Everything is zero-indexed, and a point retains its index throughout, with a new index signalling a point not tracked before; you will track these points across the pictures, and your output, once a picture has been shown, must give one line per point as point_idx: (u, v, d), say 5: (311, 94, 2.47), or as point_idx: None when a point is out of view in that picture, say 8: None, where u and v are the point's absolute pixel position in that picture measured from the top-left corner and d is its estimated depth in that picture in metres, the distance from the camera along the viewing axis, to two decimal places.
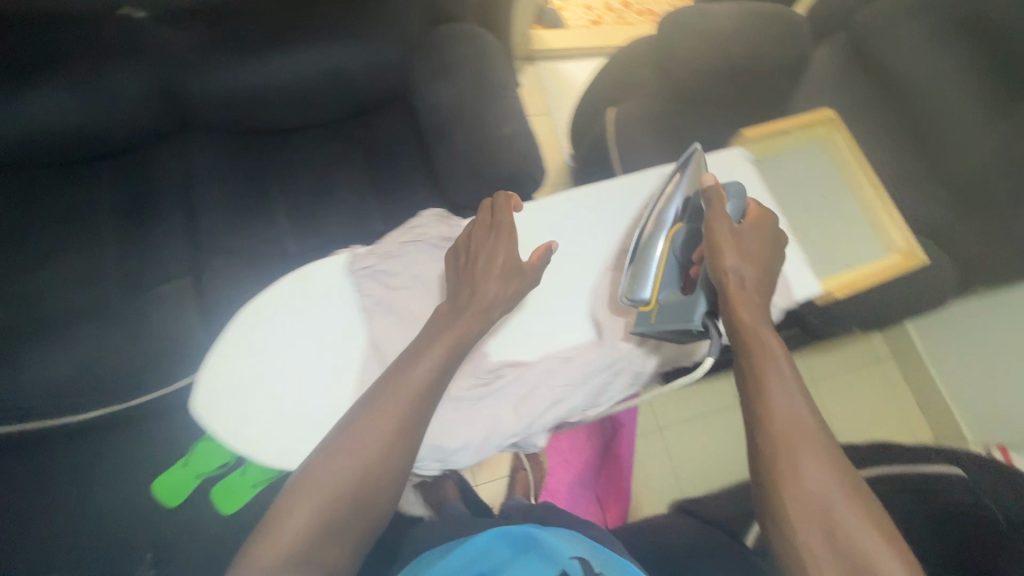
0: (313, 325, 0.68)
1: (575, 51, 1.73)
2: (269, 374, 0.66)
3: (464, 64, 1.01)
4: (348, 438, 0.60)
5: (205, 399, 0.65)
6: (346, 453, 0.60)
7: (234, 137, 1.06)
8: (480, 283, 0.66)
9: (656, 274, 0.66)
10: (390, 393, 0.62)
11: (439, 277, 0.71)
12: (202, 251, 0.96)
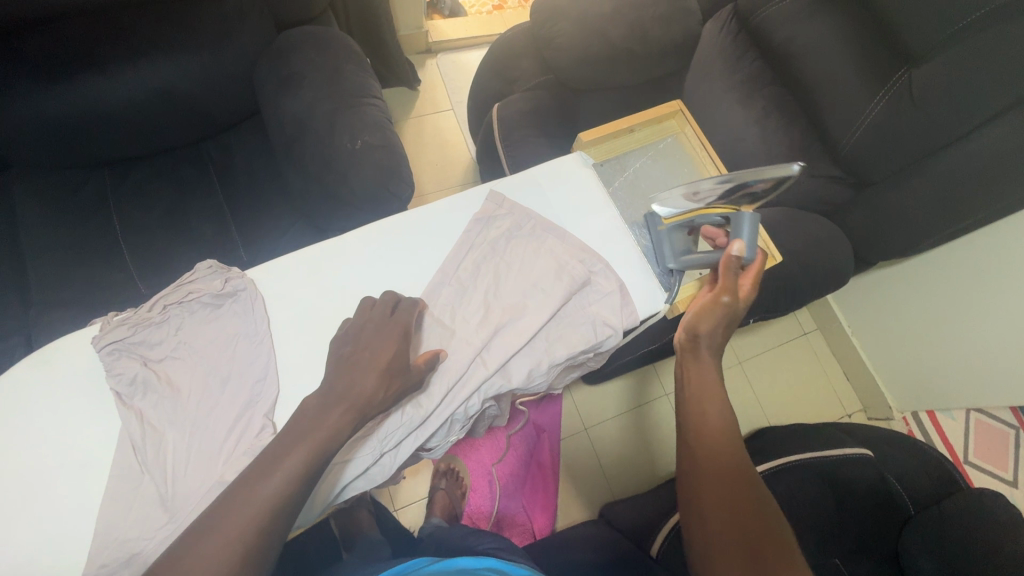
0: (66, 415, 0.53)
1: (476, 39, 1.64)
2: (11, 478, 0.51)
3: (313, 73, 0.92)
4: (241, 504, 0.44)
5: None
6: (234, 526, 0.43)
7: (68, 171, 0.95)
8: (361, 380, 0.49)
9: (688, 207, 0.61)
10: (272, 464, 0.46)
11: (221, 345, 0.55)
12: (39, 304, 0.87)
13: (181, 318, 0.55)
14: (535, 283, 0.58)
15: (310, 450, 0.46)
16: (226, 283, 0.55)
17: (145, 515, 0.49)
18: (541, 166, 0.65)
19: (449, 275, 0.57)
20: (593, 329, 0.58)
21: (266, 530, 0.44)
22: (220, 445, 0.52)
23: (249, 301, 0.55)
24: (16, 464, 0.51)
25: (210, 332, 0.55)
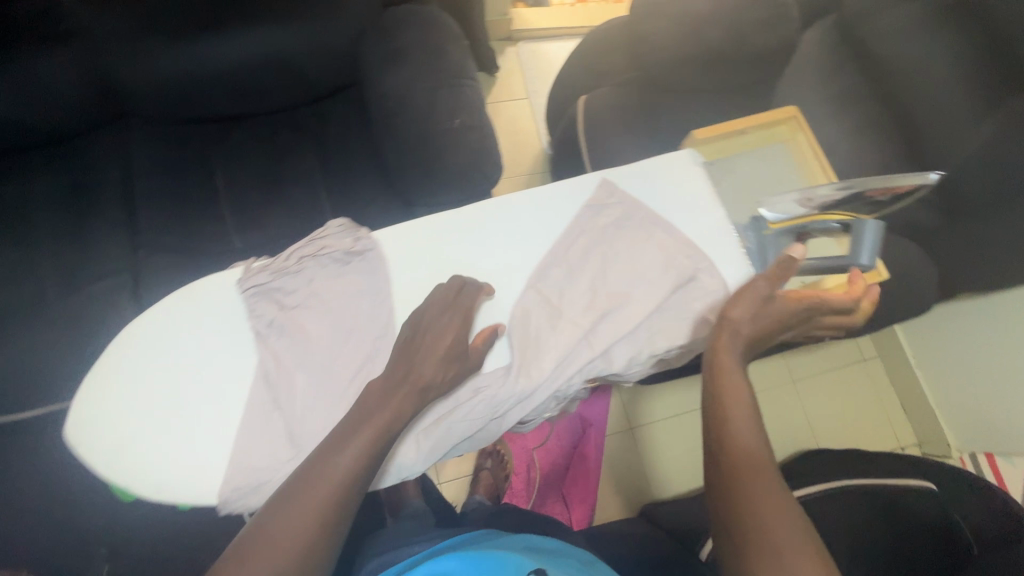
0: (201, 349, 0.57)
1: (556, 32, 1.64)
2: (152, 400, 0.56)
3: (417, 50, 0.95)
4: (310, 483, 0.46)
5: (85, 426, 0.56)
6: (307, 502, 0.46)
7: (177, 125, 1.00)
8: (419, 363, 0.52)
9: (797, 214, 0.61)
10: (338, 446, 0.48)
11: (345, 299, 0.58)
12: (144, 247, 0.91)
13: (313, 272, 0.60)
14: (641, 274, 0.59)
15: (374, 432, 0.48)
16: (355, 245, 0.59)
17: (274, 451, 0.54)
18: (651, 160, 0.65)
19: (557, 256, 0.59)
20: (698, 325, 0.58)
21: (337, 505, 0.46)
22: (340, 392, 0.56)
23: (374, 264, 0.59)
24: (160, 391, 0.56)
25: (337, 287, 0.59)
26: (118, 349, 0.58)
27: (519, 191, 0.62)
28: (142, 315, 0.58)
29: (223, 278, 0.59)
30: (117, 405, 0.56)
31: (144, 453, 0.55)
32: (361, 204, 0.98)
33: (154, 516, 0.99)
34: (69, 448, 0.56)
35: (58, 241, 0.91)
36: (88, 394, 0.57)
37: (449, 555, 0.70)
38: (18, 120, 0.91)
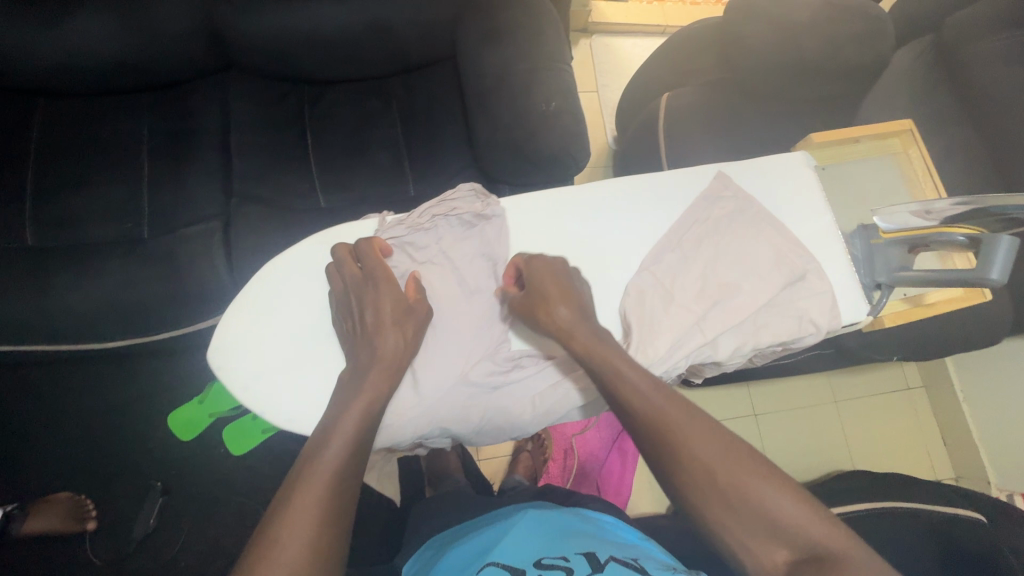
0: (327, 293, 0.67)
1: (633, 27, 1.64)
2: (282, 331, 0.66)
3: (517, 30, 0.95)
4: (309, 475, 0.48)
5: (226, 348, 0.65)
6: (324, 459, 0.49)
7: (273, 83, 1.03)
8: (376, 337, 0.57)
9: (912, 226, 0.60)
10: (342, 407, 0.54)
11: (469, 260, 0.65)
12: (235, 197, 0.94)
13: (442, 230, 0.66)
14: (753, 268, 0.60)
15: (360, 422, 0.52)
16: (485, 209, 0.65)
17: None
18: (766, 158, 0.66)
19: (668, 244, 0.61)
20: (800, 324, 0.59)
21: (350, 459, 0.50)
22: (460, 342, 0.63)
23: (499, 234, 0.64)
24: (293, 323, 0.66)
25: (462, 247, 0.65)
26: (255, 284, 0.67)
27: (636, 177, 0.64)
28: (278, 258, 0.68)
29: (349, 231, 0.68)
30: (254, 332, 0.66)
31: (276, 376, 0.64)
32: (442, 177, 1.00)
33: (223, 461, 1.13)
34: (211, 366, 0.65)
35: (157, 185, 0.95)
36: (229, 321, 0.66)
37: (518, 522, 0.74)
38: (129, 63, 0.94)
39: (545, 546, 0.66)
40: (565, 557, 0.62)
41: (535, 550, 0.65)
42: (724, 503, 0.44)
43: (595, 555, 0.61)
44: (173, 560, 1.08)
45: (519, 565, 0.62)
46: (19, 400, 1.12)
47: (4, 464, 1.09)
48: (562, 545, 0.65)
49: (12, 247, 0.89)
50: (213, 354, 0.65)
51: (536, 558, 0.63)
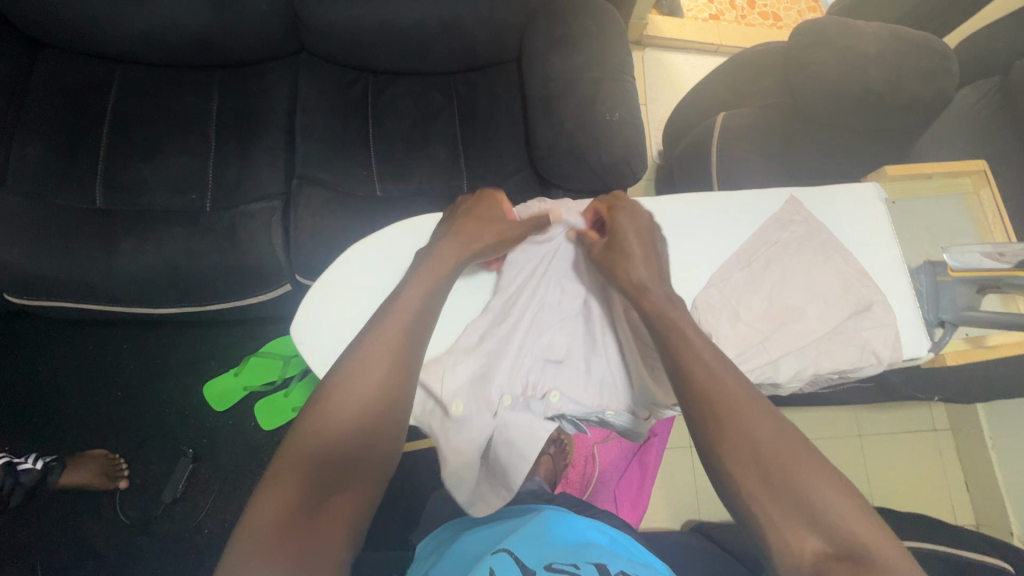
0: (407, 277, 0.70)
1: (686, 44, 1.64)
2: (359, 312, 0.68)
3: (585, 38, 0.96)
4: (320, 427, 0.50)
5: (302, 325, 0.67)
6: (338, 418, 0.51)
7: (341, 71, 1.06)
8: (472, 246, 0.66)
9: (985, 266, 0.60)
10: (364, 363, 0.53)
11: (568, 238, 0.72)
12: (296, 178, 0.96)
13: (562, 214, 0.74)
14: (820, 293, 0.60)
15: (362, 404, 0.52)
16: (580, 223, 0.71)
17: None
18: (836, 187, 0.67)
19: (733, 262, 0.62)
20: (863, 355, 0.59)
21: (365, 420, 0.51)
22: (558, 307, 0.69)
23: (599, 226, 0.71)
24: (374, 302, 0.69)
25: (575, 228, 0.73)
26: (341, 264, 0.70)
27: (708, 194, 0.66)
28: (359, 243, 0.71)
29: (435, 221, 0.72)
30: (336, 311, 0.68)
31: None
32: (497, 176, 1.02)
33: (254, 433, 1.15)
34: (293, 340, 0.67)
35: (223, 160, 0.98)
36: (312, 299, 0.68)
37: (527, 517, 0.67)
38: (209, 40, 0.97)
39: (556, 547, 0.59)
40: (577, 564, 0.55)
41: (544, 549, 0.58)
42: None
43: (606, 565, 0.55)
44: (198, 527, 1.10)
45: (527, 566, 0.55)
46: (67, 355, 1.16)
47: (46, 416, 1.13)
48: (574, 549, 0.58)
49: (82, 208, 0.92)
50: (293, 329, 0.67)
51: (545, 561, 0.56)
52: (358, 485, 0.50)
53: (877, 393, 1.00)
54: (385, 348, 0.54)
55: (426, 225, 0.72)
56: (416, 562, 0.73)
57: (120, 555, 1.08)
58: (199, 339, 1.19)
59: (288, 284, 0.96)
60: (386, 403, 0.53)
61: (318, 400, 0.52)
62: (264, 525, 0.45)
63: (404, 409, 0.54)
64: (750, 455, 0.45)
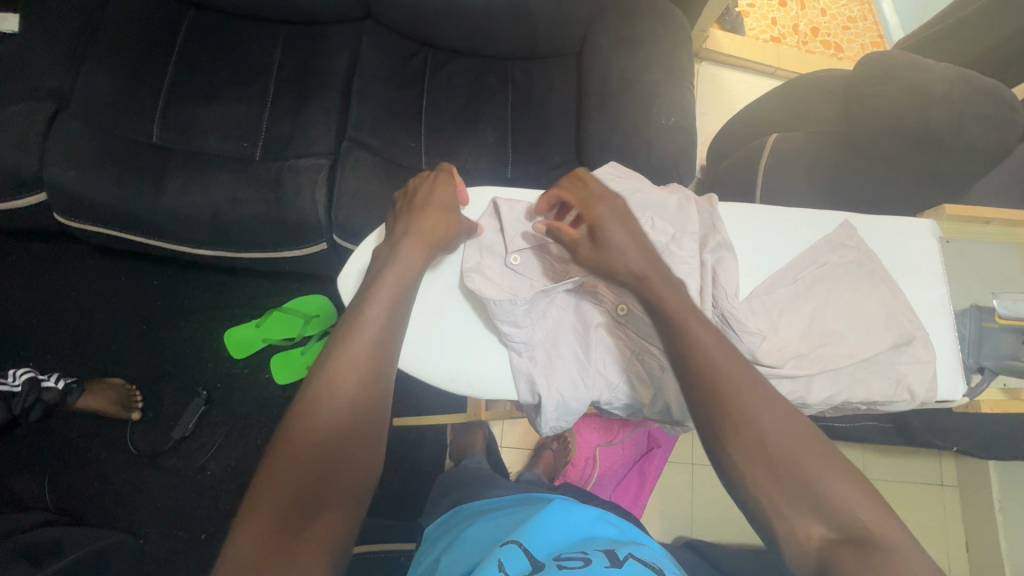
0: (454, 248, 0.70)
1: (743, 62, 1.62)
2: None
3: (651, 40, 0.96)
4: (294, 437, 0.48)
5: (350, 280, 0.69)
6: (312, 429, 0.49)
7: (404, 42, 1.06)
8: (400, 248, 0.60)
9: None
10: (334, 367, 0.52)
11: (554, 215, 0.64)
12: (347, 140, 0.97)
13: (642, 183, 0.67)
14: (861, 321, 0.60)
15: (339, 410, 0.50)
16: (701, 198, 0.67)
17: (485, 352, 0.66)
18: (892, 219, 0.66)
19: (779, 277, 0.62)
20: (897, 389, 0.59)
21: (342, 427, 0.50)
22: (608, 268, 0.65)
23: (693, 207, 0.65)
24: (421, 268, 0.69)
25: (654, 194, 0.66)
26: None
27: (763, 207, 0.66)
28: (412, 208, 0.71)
29: (488, 194, 0.72)
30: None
31: None
32: (543, 165, 1.02)
33: (267, 385, 1.17)
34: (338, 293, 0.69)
35: (278, 114, 0.99)
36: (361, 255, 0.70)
37: (536, 508, 0.67)
38: None
39: (564, 539, 0.59)
40: (585, 552, 0.54)
41: (553, 540, 0.58)
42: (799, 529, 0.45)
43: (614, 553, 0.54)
44: (201, 468, 1.13)
45: (535, 558, 0.55)
46: (99, 283, 1.19)
47: (72, 339, 1.15)
48: (582, 541, 0.58)
49: (137, 141, 0.94)
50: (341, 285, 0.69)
51: (554, 553, 0.56)
52: (338, 502, 0.48)
53: (895, 436, 0.98)
54: (353, 352, 0.53)
55: (478, 197, 0.72)
56: (426, 547, 0.74)
57: (124, 483, 1.11)
58: (228, 287, 1.21)
59: (324, 243, 0.97)
60: (361, 414, 0.51)
61: (289, 419, 0.49)
62: (243, 556, 0.43)
63: (378, 423, 0.52)
64: (785, 465, 0.45)
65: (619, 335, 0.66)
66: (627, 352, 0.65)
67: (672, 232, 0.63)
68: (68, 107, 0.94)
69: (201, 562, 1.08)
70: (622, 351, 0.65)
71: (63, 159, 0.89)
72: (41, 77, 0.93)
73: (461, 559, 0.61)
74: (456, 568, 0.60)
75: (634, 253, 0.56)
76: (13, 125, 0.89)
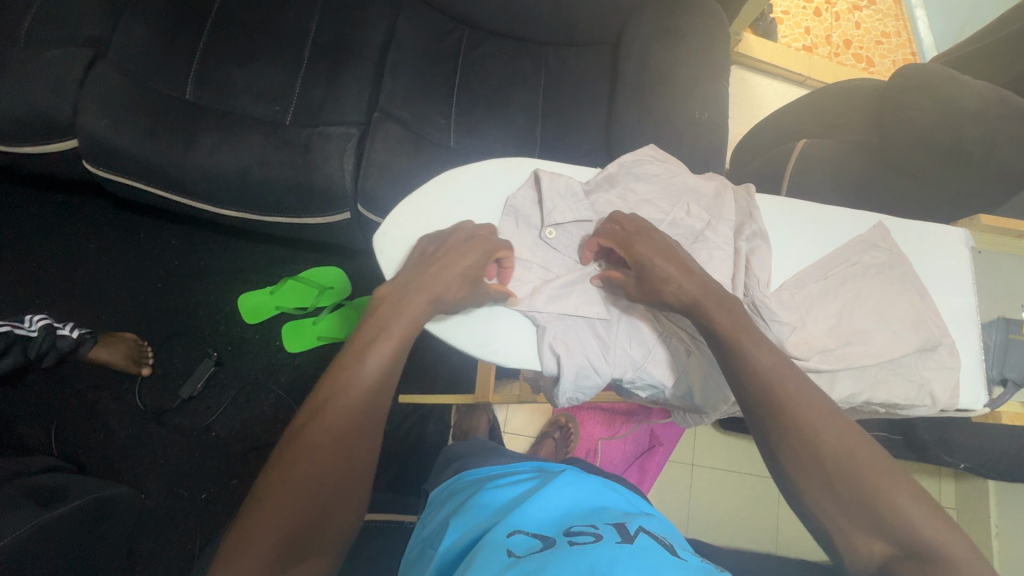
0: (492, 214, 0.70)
1: (773, 69, 1.61)
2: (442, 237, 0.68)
3: (690, 35, 0.96)
4: (283, 479, 0.48)
5: (386, 238, 0.68)
6: (303, 472, 0.49)
7: (440, 19, 1.06)
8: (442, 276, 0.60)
9: None
10: (329, 409, 0.52)
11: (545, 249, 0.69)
12: (379, 112, 0.97)
13: (682, 169, 0.68)
14: (889, 322, 0.60)
15: (330, 457, 0.50)
16: (739, 186, 0.68)
17: (508, 323, 0.66)
18: (928, 227, 0.66)
19: (813, 272, 0.62)
20: (920, 392, 0.59)
21: (331, 476, 0.50)
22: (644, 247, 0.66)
23: (732, 195, 0.66)
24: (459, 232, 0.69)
25: (693, 181, 0.67)
26: (432, 187, 0.70)
27: (801, 201, 0.66)
28: (452, 172, 0.70)
29: (530, 164, 0.71)
30: (413, 232, 0.68)
31: None
32: (570, 151, 1.02)
33: (278, 351, 1.17)
34: (373, 248, 0.67)
35: (312, 80, 0.99)
36: (399, 213, 0.69)
37: (545, 479, 0.66)
38: None
39: (575, 511, 0.58)
40: (596, 526, 0.54)
41: (563, 514, 0.57)
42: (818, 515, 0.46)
43: (626, 529, 0.53)
44: (207, 428, 1.13)
45: (547, 533, 0.54)
46: (120, 237, 1.19)
47: (87, 291, 1.16)
48: (593, 513, 0.58)
49: (170, 95, 0.94)
50: (376, 241, 0.67)
51: (565, 526, 0.55)
52: (315, 554, 0.49)
53: (904, 450, 0.98)
54: (347, 398, 0.52)
55: (519, 167, 0.71)
56: (430, 511, 0.74)
57: (129, 437, 1.11)
58: (246, 251, 1.22)
59: (348, 212, 0.97)
60: (348, 465, 0.51)
61: (283, 460, 0.49)
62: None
63: (361, 480, 0.53)
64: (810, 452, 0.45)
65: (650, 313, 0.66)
66: (655, 331, 0.66)
67: (708, 218, 0.64)
68: (106, 57, 0.94)
69: (201, 520, 1.09)
70: (650, 330, 0.66)
71: (97, 107, 0.89)
72: (81, 25, 0.94)
73: (470, 524, 0.61)
74: (465, 532, 0.60)
75: (682, 282, 0.57)
76: (50, 70, 0.89)
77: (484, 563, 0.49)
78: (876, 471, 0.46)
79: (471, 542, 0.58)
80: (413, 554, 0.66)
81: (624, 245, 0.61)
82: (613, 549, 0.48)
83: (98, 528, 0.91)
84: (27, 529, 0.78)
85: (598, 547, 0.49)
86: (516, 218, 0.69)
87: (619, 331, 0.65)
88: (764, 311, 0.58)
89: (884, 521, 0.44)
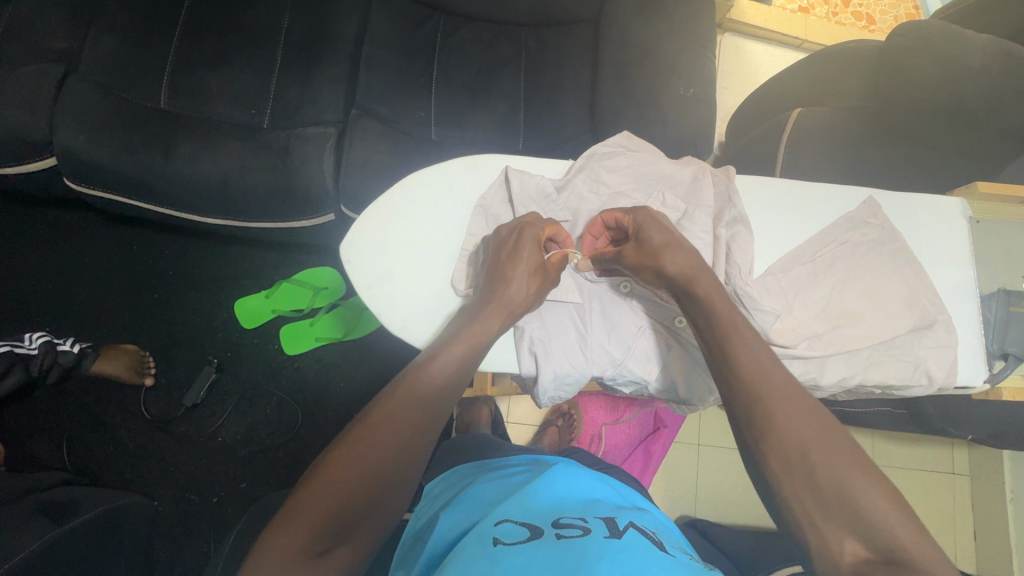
0: (461, 214, 0.69)
1: (769, 34, 1.55)
2: (411, 243, 0.68)
3: (673, 8, 0.92)
4: (347, 451, 0.49)
5: (355, 248, 0.67)
6: (367, 447, 0.49)
7: (414, 7, 1.03)
8: None
9: None
10: (391, 392, 0.52)
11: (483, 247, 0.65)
12: (355, 108, 0.95)
13: (654, 157, 0.67)
14: (881, 301, 0.61)
15: (396, 439, 0.50)
16: (719, 168, 0.67)
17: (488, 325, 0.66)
18: (922, 199, 0.66)
19: (797, 254, 0.63)
20: (911, 370, 0.59)
21: (394, 460, 0.50)
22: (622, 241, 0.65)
23: (707, 182, 0.65)
24: (429, 236, 0.68)
25: (666, 168, 0.67)
26: (396, 191, 0.69)
27: (788, 181, 0.66)
28: (419, 173, 0.69)
29: (499, 160, 0.70)
30: (383, 239, 0.68)
31: (402, 283, 0.67)
32: (554, 137, 0.99)
33: (277, 355, 1.18)
34: (341, 258, 0.67)
35: (287, 80, 0.97)
36: (364, 220, 0.68)
37: (537, 471, 0.65)
38: None
39: (565, 503, 0.57)
40: (585, 519, 0.53)
41: (553, 505, 0.57)
42: (801, 511, 0.45)
43: (614, 521, 0.53)
44: (213, 434, 1.15)
45: (536, 523, 0.53)
46: (112, 251, 1.20)
47: (85, 306, 1.17)
48: (585, 505, 0.57)
49: (145, 106, 0.93)
50: (345, 253, 0.67)
51: (554, 516, 0.54)
52: (357, 540, 0.49)
53: (913, 425, 0.96)
54: (415, 393, 0.52)
55: (488, 162, 0.70)
56: (426, 501, 0.74)
57: (138, 447, 1.13)
58: (238, 257, 1.22)
59: (332, 214, 0.96)
60: (409, 453, 0.51)
61: (348, 436, 0.50)
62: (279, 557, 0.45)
63: (412, 479, 0.51)
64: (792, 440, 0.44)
65: (629, 311, 0.66)
66: (634, 327, 0.66)
67: (684, 208, 0.64)
68: (77, 70, 0.93)
69: (212, 524, 1.11)
70: (628, 326, 0.66)
71: (72, 123, 0.89)
72: (50, 39, 0.92)
73: (461, 517, 0.60)
74: (455, 525, 0.59)
75: (674, 253, 0.56)
76: (23, 87, 0.89)
77: (471, 555, 0.49)
78: (861, 461, 0.45)
79: (461, 533, 0.57)
80: (406, 545, 0.66)
81: (629, 215, 0.60)
82: (601, 542, 0.47)
83: (112, 537, 0.93)
84: (44, 541, 0.80)
85: (586, 540, 0.48)
86: (486, 215, 0.68)
87: (599, 326, 0.65)
88: (748, 298, 0.59)
89: (870, 510, 0.44)
